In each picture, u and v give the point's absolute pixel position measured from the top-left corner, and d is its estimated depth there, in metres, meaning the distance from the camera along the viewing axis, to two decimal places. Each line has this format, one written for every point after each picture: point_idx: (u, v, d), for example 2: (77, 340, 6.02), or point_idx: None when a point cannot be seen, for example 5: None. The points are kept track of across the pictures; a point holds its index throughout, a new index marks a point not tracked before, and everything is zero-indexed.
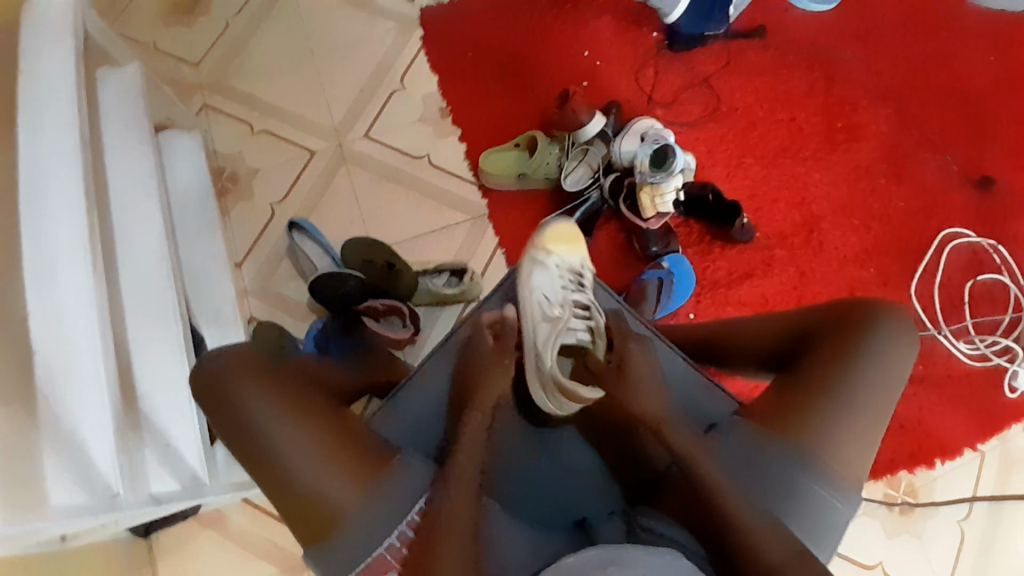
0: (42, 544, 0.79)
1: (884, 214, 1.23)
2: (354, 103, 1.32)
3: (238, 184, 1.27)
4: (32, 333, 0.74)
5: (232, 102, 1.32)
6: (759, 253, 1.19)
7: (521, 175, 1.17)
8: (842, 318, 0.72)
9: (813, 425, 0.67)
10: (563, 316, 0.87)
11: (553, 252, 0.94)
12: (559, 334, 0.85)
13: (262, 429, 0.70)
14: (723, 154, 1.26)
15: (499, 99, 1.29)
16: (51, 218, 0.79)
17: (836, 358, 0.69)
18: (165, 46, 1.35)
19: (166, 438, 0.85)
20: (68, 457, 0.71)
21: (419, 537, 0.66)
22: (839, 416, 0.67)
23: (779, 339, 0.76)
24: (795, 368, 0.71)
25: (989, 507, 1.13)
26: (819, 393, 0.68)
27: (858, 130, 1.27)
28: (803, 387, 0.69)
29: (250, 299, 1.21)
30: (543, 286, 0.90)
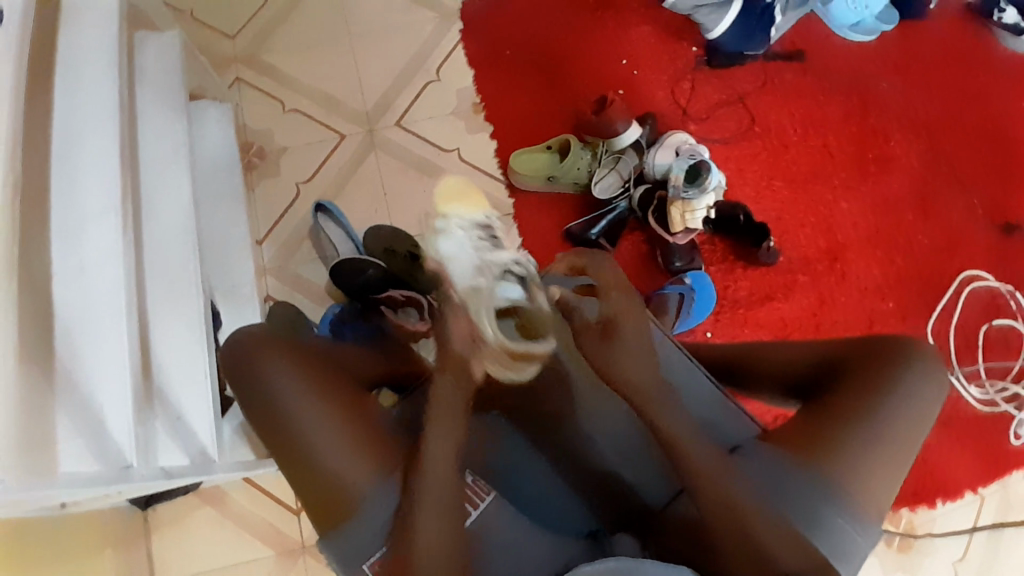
0: (44, 511, 0.78)
1: (907, 250, 1.22)
2: (388, 90, 1.31)
3: (266, 160, 1.27)
4: (56, 295, 0.73)
5: (265, 78, 1.31)
6: (781, 276, 1.19)
7: (551, 178, 1.17)
8: (871, 348, 0.72)
9: (834, 453, 0.66)
10: (488, 284, 0.80)
11: (451, 213, 0.85)
12: (489, 301, 0.79)
13: (275, 404, 0.70)
14: (752, 175, 1.26)
15: (533, 100, 1.29)
16: (90, 183, 0.79)
17: (865, 389, 0.69)
18: (203, 16, 1.34)
19: (177, 411, 0.84)
20: (84, 423, 0.70)
21: (399, 522, 0.64)
22: (862, 448, 0.66)
23: (806, 365, 0.75)
24: (823, 397, 0.71)
25: (984, 551, 1.13)
26: (845, 422, 0.67)
27: (888, 163, 1.27)
28: (825, 416, 0.69)
29: (268, 277, 1.21)
30: (452, 253, 0.82)
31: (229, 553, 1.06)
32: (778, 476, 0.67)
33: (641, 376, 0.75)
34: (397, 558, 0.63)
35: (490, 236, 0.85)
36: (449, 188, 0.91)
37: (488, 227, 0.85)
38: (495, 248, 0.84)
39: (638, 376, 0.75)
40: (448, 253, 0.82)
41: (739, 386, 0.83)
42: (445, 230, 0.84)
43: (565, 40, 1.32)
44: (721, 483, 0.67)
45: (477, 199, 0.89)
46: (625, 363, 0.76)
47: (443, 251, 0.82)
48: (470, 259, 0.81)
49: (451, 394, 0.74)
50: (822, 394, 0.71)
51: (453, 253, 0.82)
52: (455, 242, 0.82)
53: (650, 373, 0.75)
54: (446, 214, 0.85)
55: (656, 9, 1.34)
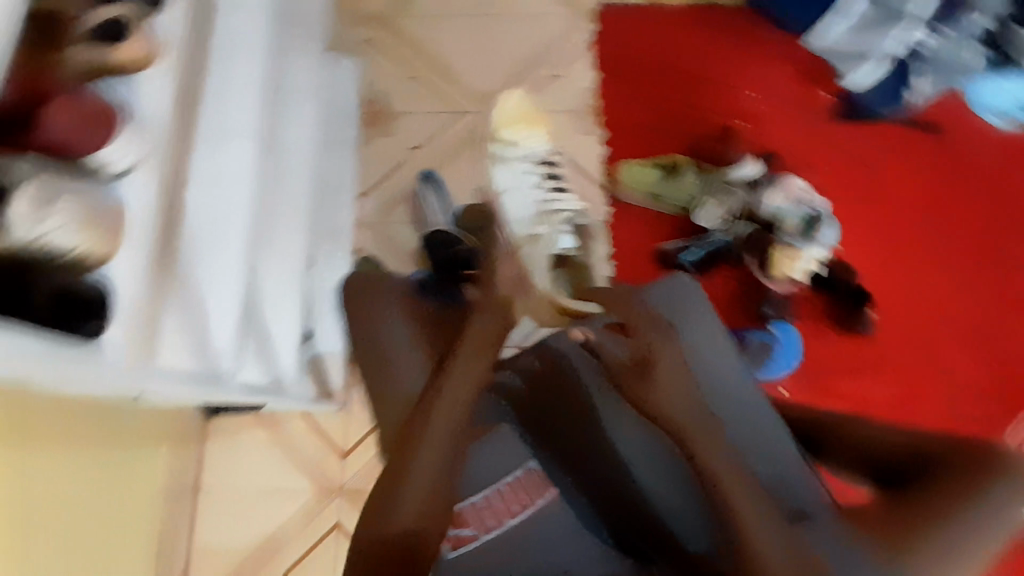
0: (122, 399, 0.83)
1: (1011, 354, 1.15)
2: (512, 76, 1.33)
3: (383, 119, 1.31)
4: (190, 202, 0.76)
5: (399, 42, 1.35)
6: (869, 350, 1.15)
7: (655, 196, 1.16)
8: (970, 453, 0.63)
9: (921, 555, 0.58)
10: (547, 228, 1.12)
11: (519, 142, 1.17)
12: (548, 242, 1.10)
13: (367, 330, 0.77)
14: (860, 239, 1.21)
15: (651, 114, 1.28)
16: (239, 99, 0.81)
17: (952, 494, 0.61)
18: None
19: (267, 335, 0.89)
20: (189, 325, 0.73)
21: (399, 449, 0.67)
22: (950, 560, 0.58)
23: (897, 453, 0.67)
24: (908, 492, 0.63)
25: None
26: (922, 526, 0.59)
27: (1010, 258, 1.20)
28: (911, 511, 0.61)
29: (362, 230, 1.25)
30: (511, 184, 1.16)
31: (273, 478, 1.12)
32: (842, 556, 0.59)
33: (673, 412, 0.65)
34: (382, 483, 0.65)
35: (547, 175, 1.16)
36: (514, 111, 1.20)
37: (550, 165, 1.17)
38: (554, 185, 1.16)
39: (673, 412, 0.65)
40: (508, 184, 1.16)
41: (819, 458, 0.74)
42: (508, 163, 1.17)
43: (698, 62, 1.30)
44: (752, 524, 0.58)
45: (535, 129, 1.19)
46: (658, 398, 0.66)
47: (503, 182, 1.17)
48: (532, 198, 1.14)
49: (475, 349, 0.74)
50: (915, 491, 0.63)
51: (511, 185, 1.16)
52: (517, 179, 1.15)
53: (687, 409, 0.66)
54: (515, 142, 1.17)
55: (799, 50, 1.30)
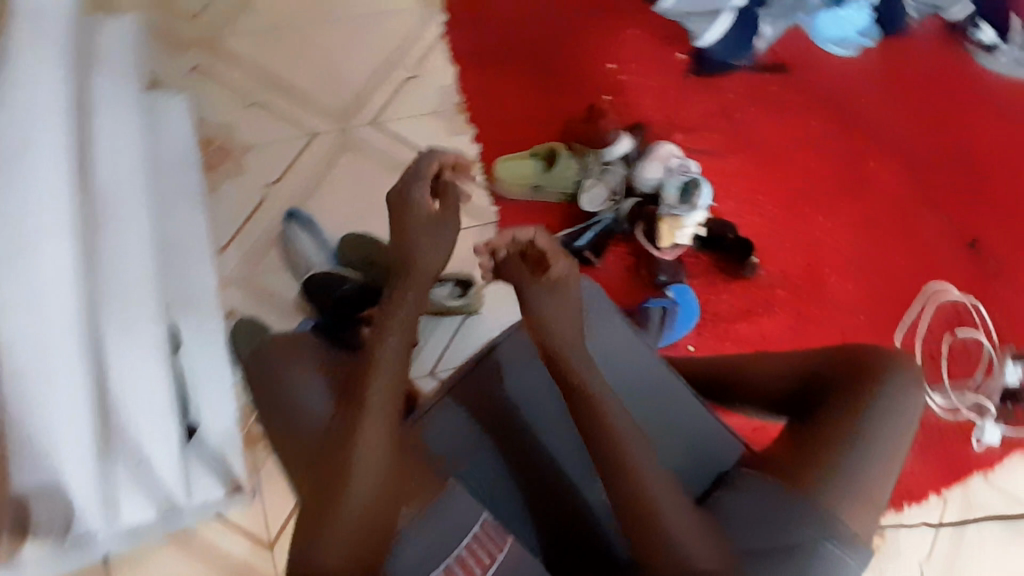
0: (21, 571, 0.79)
1: (878, 266, 1.23)
2: (360, 88, 1.22)
3: (227, 159, 1.16)
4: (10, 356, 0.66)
5: (233, 67, 1.22)
6: (762, 291, 1.19)
7: (537, 186, 1.15)
8: (851, 361, 0.76)
9: (827, 482, 0.68)
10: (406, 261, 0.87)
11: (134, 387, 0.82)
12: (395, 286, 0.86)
13: (411, 228, 0.86)
14: (738, 188, 1.25)
15: (520, 104, 1.23)
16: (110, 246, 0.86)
17: (840, 411, 0.72)
18: (169, 4, 1.25)
19: (141, 454, 0.81)
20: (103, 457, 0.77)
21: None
22: (864, 467, 0.68)
23: (788, 383, 0.79)
24: (815, 411, 0.74)
25: (953, 539, 1.10)
26: (816, 445, 0.70)
27: (866, 181, 1.27)
28: (837, 447, 0.69)
29: (231, 290, 1.11)
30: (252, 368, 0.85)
31: None
32: (761, 544, 0.67)
33: (642, 497, 0.67)
34: None
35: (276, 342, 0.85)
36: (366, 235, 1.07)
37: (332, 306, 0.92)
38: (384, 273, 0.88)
39: (648, 495, 0.67)
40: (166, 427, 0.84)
41: (725, 403, 0.87)
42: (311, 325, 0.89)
43: (574, 40, 1.27)
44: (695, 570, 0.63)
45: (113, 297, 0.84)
46: (630, 470, 0.68)
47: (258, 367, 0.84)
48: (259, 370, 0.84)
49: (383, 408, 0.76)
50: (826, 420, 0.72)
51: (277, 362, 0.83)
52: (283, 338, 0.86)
53: (648, 461, 0.70)
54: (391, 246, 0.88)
55: (653, 16, 1.30)
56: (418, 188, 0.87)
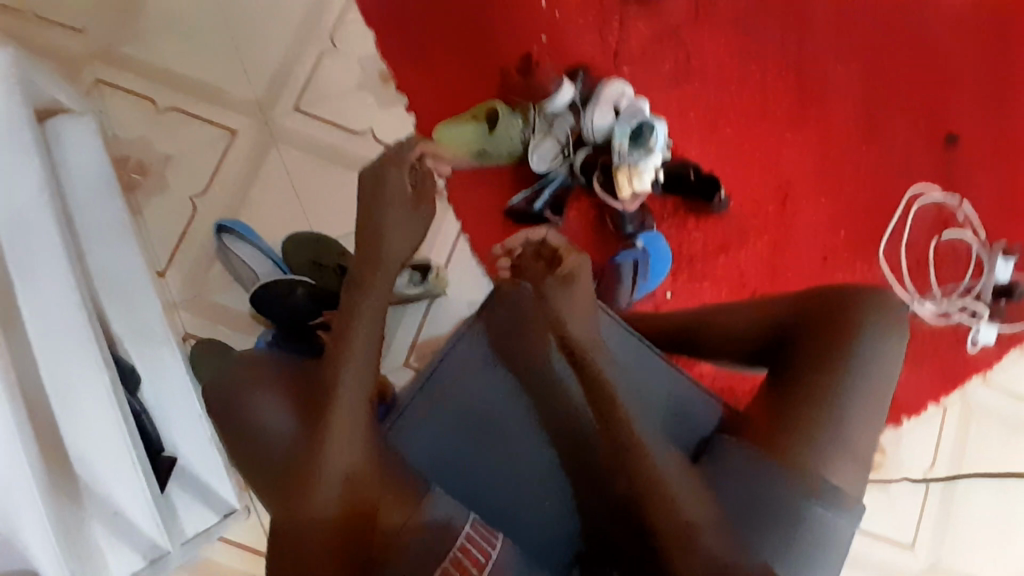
0: None
1: (854, 176, 1.16)
2: (275, 73, 1.12)
3: (148, 175, 1.08)
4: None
5: (133, 71, 1.11)
6: (735, 224, 1.13)
7: (482, 153, 1.04)
8: (830, 305, 0.72)
9: (802, 433, 0.67)
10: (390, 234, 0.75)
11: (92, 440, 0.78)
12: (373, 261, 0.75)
13: (389, 214, 0.75)
14: (697, 117, 1.17)
15: (451, 61, 1.13)
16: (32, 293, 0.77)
17: (821, 362, 0.69)
18: (43, 10, 1.11)
19: (114, 506, 0.78)
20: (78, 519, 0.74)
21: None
22: (841, 418, 0.67)
23: (762, 333, 0.76)
24: (793, 361, 0.71)
25: (957, 445, 1.08)
26: (803, 402, 0.68)
27: (832, 86, 1.18)
28: (814, 403, 0.68)
29: (181, 313, 1.05)
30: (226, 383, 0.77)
31: None
32: (754, 492, 0.66)
33: (646, 473, 0.63)
34: None
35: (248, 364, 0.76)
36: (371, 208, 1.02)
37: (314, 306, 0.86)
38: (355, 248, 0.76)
39: (665, 479, 0.62)
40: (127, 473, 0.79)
41: (703, 355, 0.83)
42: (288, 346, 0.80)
43: None
44: (706, 555, 0.58)
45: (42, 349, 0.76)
46: (642, 450, 0.63)
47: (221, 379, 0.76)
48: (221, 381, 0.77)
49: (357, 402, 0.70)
50: (804, 377, 0.69)
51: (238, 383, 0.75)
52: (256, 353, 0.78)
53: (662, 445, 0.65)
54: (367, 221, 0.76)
55: None
56: (400, 173, 0.75)
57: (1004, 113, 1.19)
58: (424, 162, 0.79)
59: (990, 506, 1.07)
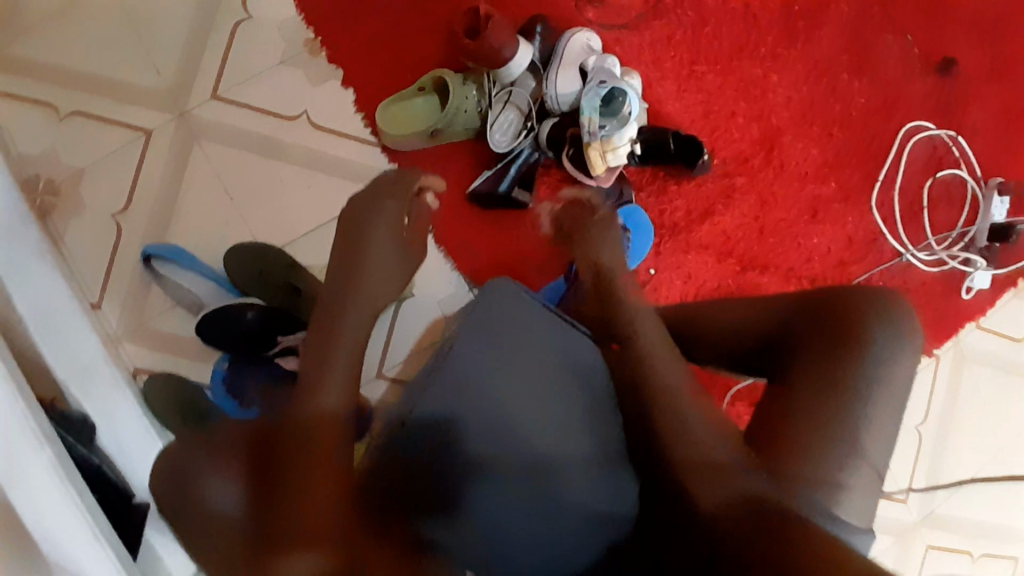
0: None
1: (846, 116, 1.06)
2: (184, 56, 0.97)
3: (61, 194, 0.95)
4: None
5: (20, 71, 0.95)
6: (719, 185, 1.04)
7: (435, 132, 0.92)
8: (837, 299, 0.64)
9: (809, 433, 0.57)
10: (383, 239, 0.68)
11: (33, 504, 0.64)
12: (364, 269, 0.66)
13: (378, 227, 0.68)
14: (672, 62, 1.04)
15: (385, 22, 0.98)
16: None
17: (825, 360, 0.60)
18: None
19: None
20: None
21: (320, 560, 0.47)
22: (857, 421, 0.58)
23: (761, 331, 0.68)
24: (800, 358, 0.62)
25: (948, 394, 1.07)
26: (814, 398, 0.59)
27: (819, 12, 1.06)
28: (826, 396, 0.58)
29: (125, 346, 0.96)
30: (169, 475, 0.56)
31: None
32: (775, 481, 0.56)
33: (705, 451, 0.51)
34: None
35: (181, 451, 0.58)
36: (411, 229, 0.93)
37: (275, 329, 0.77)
38: (338, 261, 0.68)
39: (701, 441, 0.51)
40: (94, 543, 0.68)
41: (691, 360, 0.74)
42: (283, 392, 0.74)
43: None
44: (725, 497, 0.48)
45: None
46: (658, 391, 0.56)
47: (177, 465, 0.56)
48: (170, 470, 0.56)
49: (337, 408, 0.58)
50: (810, 368, 0.61)
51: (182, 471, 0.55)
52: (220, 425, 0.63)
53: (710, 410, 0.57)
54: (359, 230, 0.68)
55: None
56: (399, 207, 0.69)
57: (1003, 28, 1.08)
58: (422, 197, 0.74)
59: (982, 450, 1.07)
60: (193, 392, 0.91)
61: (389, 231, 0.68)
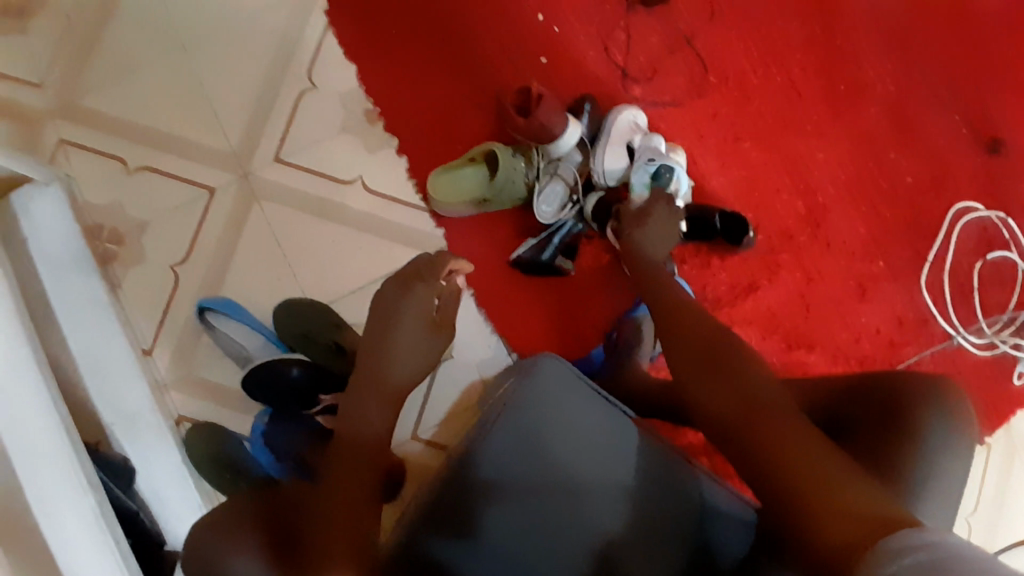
0: None
1: (893, 196, 1.06)
2: (251, 120, 1.03)
3: (124, 244, 1.00)
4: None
5: (98, 128, 1.02)
6: (763, 259, 1.04)
7: (482, 201, 0.96)
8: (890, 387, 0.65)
9: None
10: (410, 326, 0.73)
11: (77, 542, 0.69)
12: (390, 353, 0.71)
13: (407, 314, 0.73)
14: (716, 138, 1.06)
15: (441, 95, 1.03)
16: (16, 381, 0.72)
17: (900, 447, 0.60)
18: None
19: None
20: None
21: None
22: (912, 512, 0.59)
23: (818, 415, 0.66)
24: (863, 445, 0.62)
25: (1003, 485, 1.02)
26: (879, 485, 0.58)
27: (864, 93, 1.08)
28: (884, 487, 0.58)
29: (171, 393, 0.98)
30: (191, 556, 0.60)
31: None
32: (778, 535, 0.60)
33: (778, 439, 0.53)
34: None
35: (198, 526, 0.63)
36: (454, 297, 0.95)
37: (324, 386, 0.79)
38: (368, 340, 0.73)
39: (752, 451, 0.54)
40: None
41: None
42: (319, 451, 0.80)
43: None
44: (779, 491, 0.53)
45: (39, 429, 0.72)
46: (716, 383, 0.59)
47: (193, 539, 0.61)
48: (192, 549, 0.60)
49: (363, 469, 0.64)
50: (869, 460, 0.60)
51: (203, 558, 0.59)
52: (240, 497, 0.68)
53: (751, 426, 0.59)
54: (390, 314, 0.73)
55: None
56: (428, 291, 0.73)
57: None
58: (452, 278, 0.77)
59: None
60: (228, 443, 0.91)
61: (416, 318, 0.73)
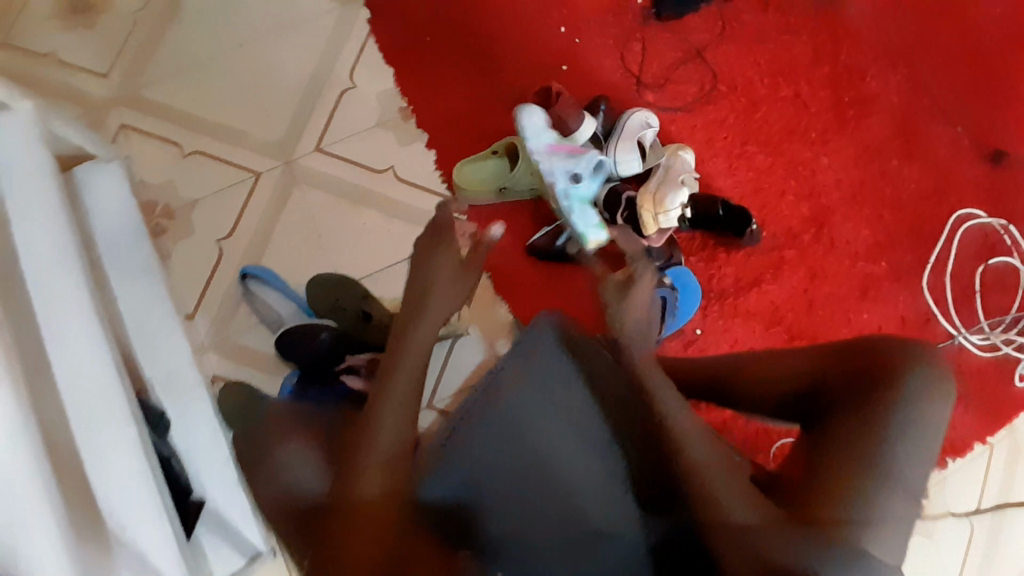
0: None
1: (895, 201, 1.11)
2: (297, 114, 1.14)
3: (175, 219, 1.10)
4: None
5: (160, 116, 1.13)
6: (768, 256, 1.09)
7: (502, 190, 1.05)
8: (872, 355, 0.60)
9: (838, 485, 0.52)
10: (440, 267, 0.79)
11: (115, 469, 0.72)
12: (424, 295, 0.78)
13: (437, 259, 0.80)
14: (724, 142, 1.13)
15: (469, 95, 1.13)
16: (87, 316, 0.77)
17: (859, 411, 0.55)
18: (71, 58, 1.15)
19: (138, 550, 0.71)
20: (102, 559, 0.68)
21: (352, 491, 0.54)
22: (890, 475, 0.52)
23: (793, 386, 0.64)
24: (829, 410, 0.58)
25: (1005, 485, 1.03)
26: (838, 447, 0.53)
27: (867, 104, 1.14)
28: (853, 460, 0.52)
29: (209, 356, 1.06)
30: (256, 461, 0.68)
31: None
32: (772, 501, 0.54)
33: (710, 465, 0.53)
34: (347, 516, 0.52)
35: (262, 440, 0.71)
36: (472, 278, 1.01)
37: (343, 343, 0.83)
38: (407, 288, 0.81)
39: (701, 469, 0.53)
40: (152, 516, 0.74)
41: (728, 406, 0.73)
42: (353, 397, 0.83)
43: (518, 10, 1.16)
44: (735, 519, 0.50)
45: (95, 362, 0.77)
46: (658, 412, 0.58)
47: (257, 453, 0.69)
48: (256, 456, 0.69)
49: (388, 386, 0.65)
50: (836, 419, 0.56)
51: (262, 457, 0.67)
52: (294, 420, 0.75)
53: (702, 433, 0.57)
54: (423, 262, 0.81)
55: None
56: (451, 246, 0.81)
57: None
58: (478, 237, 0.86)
59: None
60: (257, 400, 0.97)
61: (446, 262, 0.80)
